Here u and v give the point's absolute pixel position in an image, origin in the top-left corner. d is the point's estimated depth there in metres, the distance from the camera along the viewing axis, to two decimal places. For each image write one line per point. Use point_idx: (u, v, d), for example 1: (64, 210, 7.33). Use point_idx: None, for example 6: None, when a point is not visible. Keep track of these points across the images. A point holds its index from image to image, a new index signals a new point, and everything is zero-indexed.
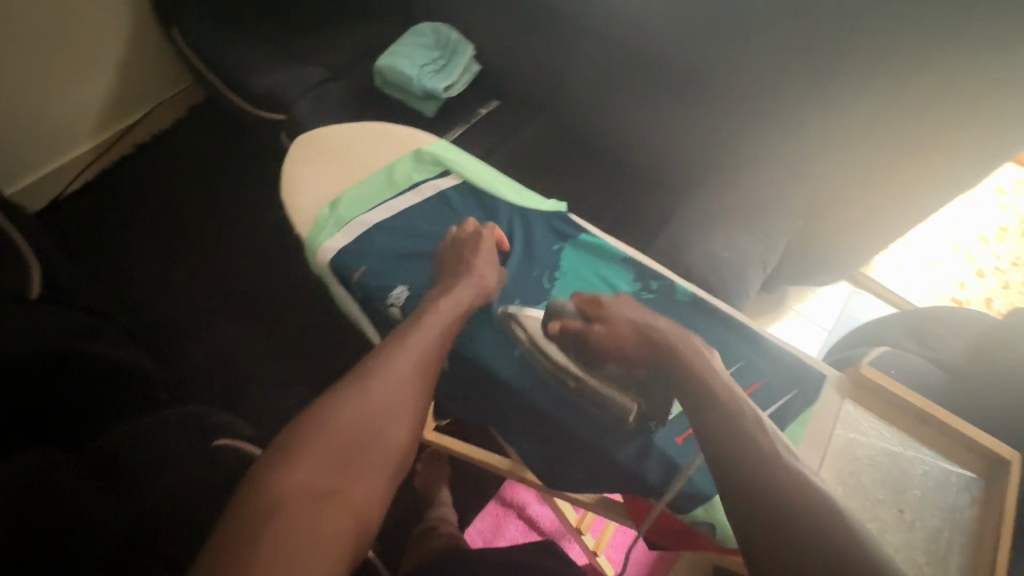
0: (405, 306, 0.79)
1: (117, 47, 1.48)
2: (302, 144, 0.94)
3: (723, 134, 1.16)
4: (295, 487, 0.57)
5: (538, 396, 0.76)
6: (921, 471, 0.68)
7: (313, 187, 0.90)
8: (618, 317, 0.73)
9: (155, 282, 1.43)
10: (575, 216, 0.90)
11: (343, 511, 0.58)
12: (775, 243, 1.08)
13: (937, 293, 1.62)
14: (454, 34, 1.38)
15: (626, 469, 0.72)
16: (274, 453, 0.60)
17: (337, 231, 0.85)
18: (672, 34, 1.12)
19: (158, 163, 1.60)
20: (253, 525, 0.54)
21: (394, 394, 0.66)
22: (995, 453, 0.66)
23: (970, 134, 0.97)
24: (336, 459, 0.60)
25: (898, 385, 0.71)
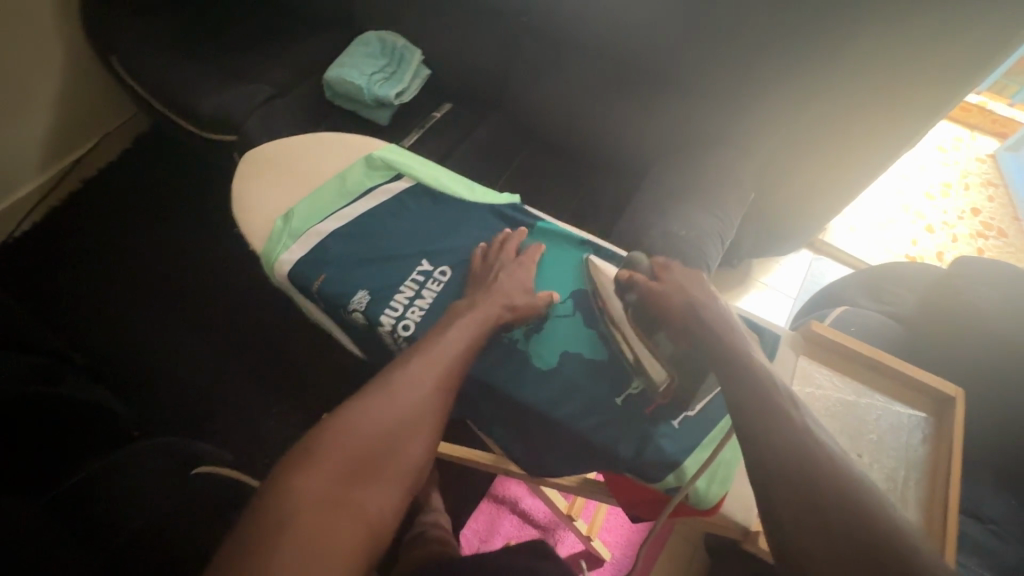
0: (368, 310, 0.79)
1: (53, 81, 1.44)
2: (251, 162, 0.94)
3: (671, 115, 1.19)
4: (310, 501, 0.54)
5: (502, 382, 0.76)
6: (876, 415, 0.71)
7: (267, 203, 0.90)
8: (674, 282, 0.69)
9: (116, 316, 1.39)
10: (529, 206, 0.91)
11: (359, 526, 0.55)
12: (730, 216, 1.11)
13: (892, 252, 1.69)
14: (399, 40, 1.38)
15: (594, 444, 0.73)
16: (291, 458, 0.58)
17: (293, 243, 0.84)
18: (609, 23, 1.15)
19: (109, 197, 1.56)
20: (265, 539, 0.51)
21: (416, 404, 0.64)
22: (941, 391, 0.72)
23: (903, 93, 1.01)
24: (353, 468, 0.58)
25: (849, 337, 0.73)
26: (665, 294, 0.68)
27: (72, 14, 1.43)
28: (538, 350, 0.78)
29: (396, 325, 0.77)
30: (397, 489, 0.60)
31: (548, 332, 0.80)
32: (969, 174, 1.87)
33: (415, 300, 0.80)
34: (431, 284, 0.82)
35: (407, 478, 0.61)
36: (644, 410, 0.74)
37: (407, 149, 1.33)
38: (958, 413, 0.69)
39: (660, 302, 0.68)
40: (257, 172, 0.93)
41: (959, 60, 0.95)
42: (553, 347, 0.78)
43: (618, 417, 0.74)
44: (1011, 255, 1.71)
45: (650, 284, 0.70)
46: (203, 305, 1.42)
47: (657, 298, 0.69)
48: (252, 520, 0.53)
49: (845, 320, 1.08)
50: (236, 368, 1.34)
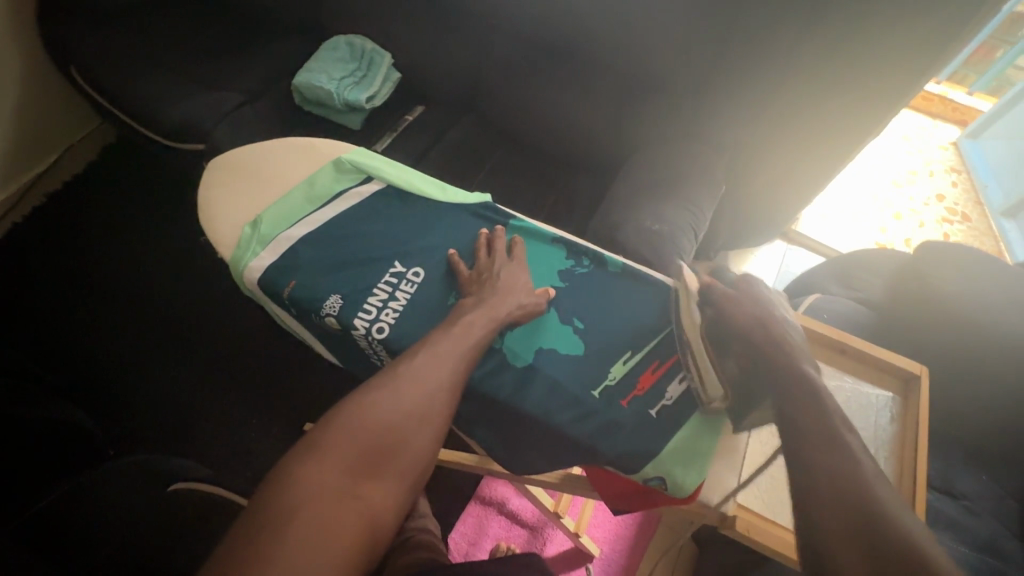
0: (341, 314, 0.78)
1: (12, 94, 1.40)
2: (217, 169, 0.92)
3: (643, 111, 1.20)
4: (319, 491, 0.53)
5: (480, 382, 0.75)
6: (846, 395, 0.73)
7: (235, 210, 0.88)
8: (751, 297, 0.67)
9: (86, 333, 1.35)
10: (501, 205, 0.90)
11: (368, 520, 0.54)
12: (703, 208, 1.12)
13: (863, 240, 1.73)
14: (369, 44, 1.37)
15: (574, 440, 0.73)
16: (295, 451, 0.56)
17: (262, 250, 0.83)
18: (575, 23, 1.17)
19: (75, 210, 1.52)
20: (275, 528, 0.49)
21: (423, 401, 0.63)
22: (906, 371, 0.74)
23: (866, 80, 1.03)
24: (360, 462, 0.57)
25: (819, 323, 0.75)
26: (738, 305, 0.66)
27: (29, 25, 1.39)
28: (513, 349, 0.78)
29: (369, 328, 0.77)
30: (403, 486, 0.58)
31: (523, 332, 0.79)
32: (934, 161, 1.93)
33: (388, 302, 0.79)
34: (404, 285, 0.81)
35: (414, 476, 0.59)
36: (620, 402, 0.75)
37: (380, 152, 1.32)
38: (923, 391, 0.71)
39: (733, 309, 0.66)
40: (223, 179, 0.92)
41: (917, 50, 0.97)
42: (528, 345, 0.78)
43: (596, 410, 0.74)
44: (975, 238, 1.77)
45: (725, 297, 0.68)
46: (178, 317, 1.39)
47: (728, 313, 0.66)
48: (257, 513, 0.50)
49: (817, 307, 1.10)
50: (213, 381, 1.31)
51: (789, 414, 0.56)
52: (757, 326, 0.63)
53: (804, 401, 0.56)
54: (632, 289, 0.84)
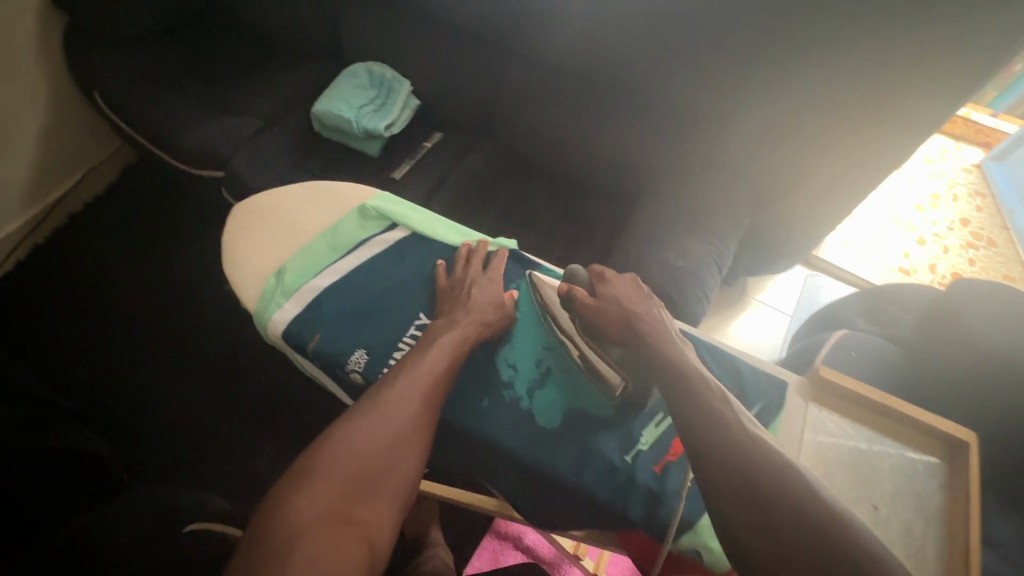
0: (367, 370, 0.77)
1: (37, 118, 1.42)
2: (242, 214, 0.92)
3: (664, 142, 1.19)
4: (313, 517, 0.56)
5: (506, 443, 0.74)
6: (887, 463, 0.67)
7: (259, 256, 0.88)
8: (609, 295, 0.77)
9: (103, 356, 1.36)
10: (527, 254, 0.91)
11: (361, 540, 0.56)
12: (726, 243, 1.11)
13: (885, 266, 1.69)
14: (388, 71, 1.37)
15: (606, 507, 0.70)
16: (283, 484, 0.58)
17: (287, 301, 0.82)
18: (598, 52, 1.16)
19: (94, 232, 1.53)
20: (273, 558, 0.52)
21: (404, 422, 0.65)
22: (954, 437, 0.67)
23: (891, 111, 1.01)
24: (347, 490, 0.59)
25: (858, 383, 0.70)
26: (603, 307, 0.75)
27: (55, 51, 1.41)
28: (542, 409, 0.76)
29: None
30: (391, 510, 0.61)
31: (550, 390, 0.78)
32: (957, 185, 1.89)
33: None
34: None
35: (402, 498, 0.62)
36: (652, 469, 0.72)
37: (398, 180, 1.31)
38: (972, 463, 0.65)
39: (600, 314, 0.75)
40: (246, 225, 0.91)
41: (952, 81, 0.94)
42: (555, 403, 0.77)
43: (626, 475, 0.72)
44: (1002, 265, 1.73)
45: (588, 300, 0.77)
46: (193, 342, 1.39)
47: (594, 312, 0.75)
48: (250, 555, 0.53)
49: (844, 344, 1.08)
50: (228, 409, 1.31)
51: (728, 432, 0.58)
52: (623, 325, 0.73)
53: (703, 412, 0.61)
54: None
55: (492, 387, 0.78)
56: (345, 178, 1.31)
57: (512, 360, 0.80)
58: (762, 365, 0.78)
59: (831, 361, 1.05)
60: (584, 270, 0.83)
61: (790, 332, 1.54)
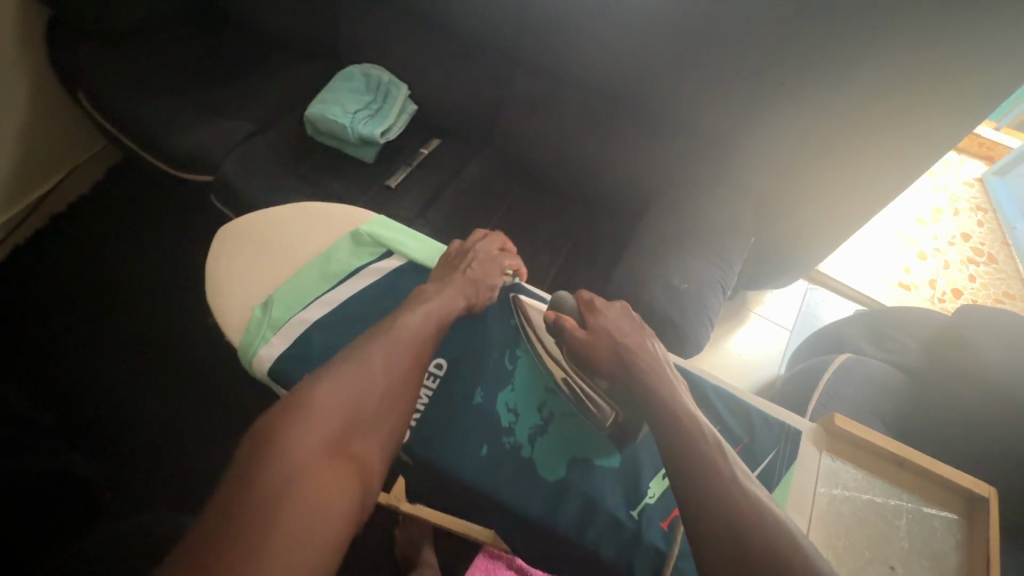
0: None
1: (18, 114, 1.36)
2: (227, 238, 0.88)
3: (668, 157, 1.16)
4: (303, 457, 0.57)
5: (504, 492, 0.70)
6: (905, 519, 0.65)
7: (247, 281, 0.84)
8: (599, 327, 0.76)
9: (85, 366, 1.32)
10: (529, 287, 0.88)
11: (349, 481, 0.59)
12: (731, 264, 1.08)
13: (887, 280, 1.67)
14: (385, 75, 1.33)
15: (610, 565, 0.68)
16: (273, 422, 0.59)
17: (274, 334, 0.79)
18: (605, 62, 1.12)
19: (77, 235, 1.48)
20: (264, 493, 0.53)
21: (390, 376, 0.68)
22: (973, 491, 0.65)
23: (912, 129, 0.97)
24: (335, 435, 0.61)
25: (874, 434, 0.68)
26: (595, 340, 0.74)
27: (36, 45, 1.35)
28: (546, 459, 0.73)
29: None
30: (380, 448, 0.65)
31: (555, 436, 0.74)
32: (958, 199, 1.88)
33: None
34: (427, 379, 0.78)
35: (384, 445, 0.65)
36: (659, 525, 0.69)
37: (394, 189, 1.27)
38: (993, 520, 0.62)
39: (591, 347, 0.74)
40: (232, 250, 0.87)
41: (970, 106, 0.91)
42: (557, 455, 0.73)
43: (631, 531, 0.69)
44: (1003, 282, 1.71)
45: (578, 330, 0.75)
46: (180, 352, 1.35)
47: (585, 344, 0.74)
48: (245, 481, 0.54)
49: (848, 370, 1.06)
50: (219, 422, 1.28)
51: (716, 478, 0.58)
52: (615, 360, 0.73)
53: (694, 458, 0.60)
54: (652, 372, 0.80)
55: (491, 434, 0.74)
56: (339, 186, 1.27)
57: (513, 404, 0.76)
58: (772, 407, 0.76)
59: (834, 387, 1.03)
60: (571, 298, 0.81)
61: (789, 349, 1.52)
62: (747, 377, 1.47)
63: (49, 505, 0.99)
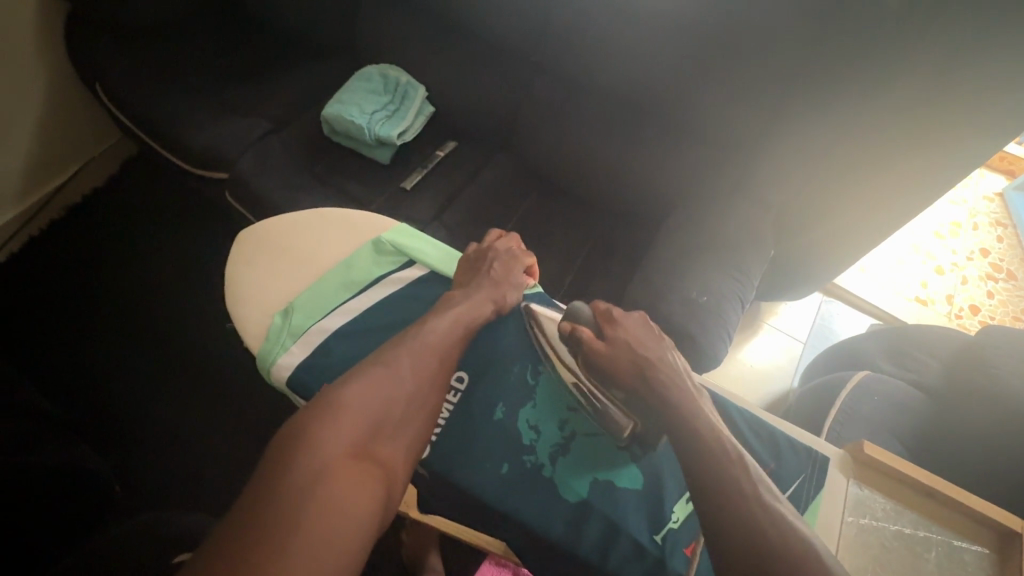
0: None
1: (37, 106, 1.37)
2: (247, 241, 0.87)
3: (687, 166, 1.15)
4: (332, 457, 0.58)
5: (526, 512, 0.70)
6: (935, 552, 0.64)
7: (266, 285, 0.84)
8: (619, 339, 0.73)
9: (97, 361, 1.32)
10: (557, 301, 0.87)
11: (376, 484, 0.60)
12: (751, 277, 1.07)
13: (903, 295, 1.65)
14: (403, 76, 1.32)
15: None
16: (304, 421, 0.60)
17: (294, 342, 0.78)
18: (627, 68, 1.11)
19: (90, 228, 1.48)
20: (293, 492, 0.54)
21: (416, 381, 0.69)
22: (1006, 526, 0.64)
23: (946, 143, 0.94)
24: (362, 436, 0.62)
25: (904, 464, 0.67)
26: (614, 353, 0.72)
27: (55, 38, 1.35)
28: (567, 481, 0.72)
29: None
30: (404, 455, 0.65)
31: (574, 457, 0.73)
32: (978, 214, 1.85)
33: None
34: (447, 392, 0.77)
35: (409, 449, 0.66)
36: (684, 552, 0.68)
37: (410, 191, 1.26)
38: None
39: (609, 360, 0.71)
40: (251, 255, 0.86)
41: (1004, 123, 0.89)
42: (580, 475, 0.72)
43: (657, 558, 0.68)
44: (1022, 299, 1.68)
45: (597, 342, 0.73)
46: (192, 350, 1.35)
47: (602, 356, 0.72)
48: (273, 480, 0.55)
49: (866, 387, 1.04)
50: (230, 421, 1.28)
51: (734, 488, 0.57)
52: (634, 373, 0.70)
53: (711, 466, 0.59)
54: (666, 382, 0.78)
55: (514, 452, 0.73)
56: (355, 187, 1.26)
57: (533, 420, 0.76)
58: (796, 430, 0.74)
59: (853, 405, 1.01)
60: (586, 308, 0.78)
61: (803, 363, 1.50)
62: (760, 389, 1.45)
63: (60, 502, 1.00)
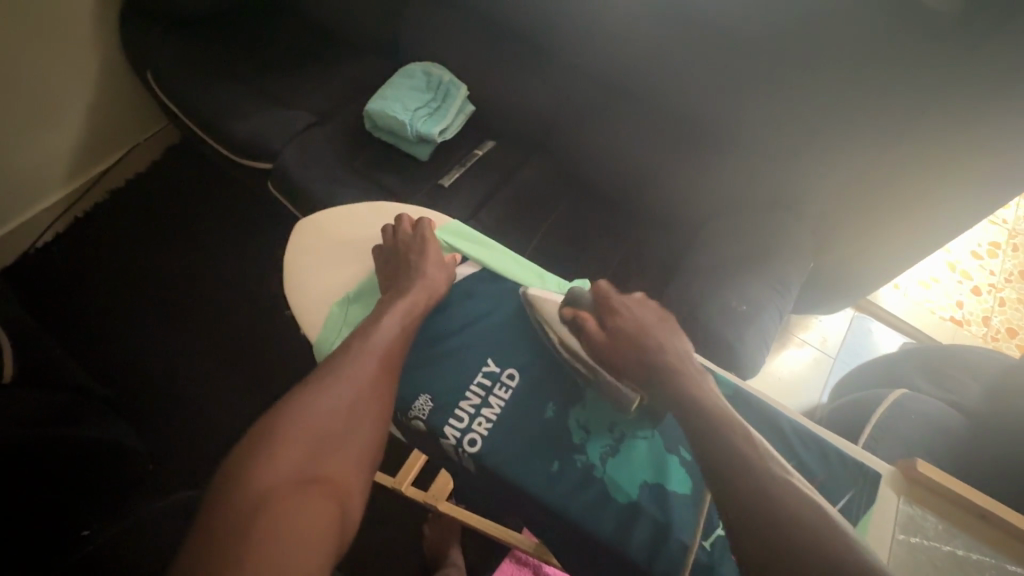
0: (430, 419, 0.78)
1: (89, 91, 1.41)
2: (305, 233, 0.94)
3: (726, 174, 1.15)
4: (279, 476, 0.62)
5: (573, 508, 0.71)
6: None
7: (323, 277, 0.91)
8: (615, 329, 0.77)
9: (135, 342, 1.36)
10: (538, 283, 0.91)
11: (327, 495, 0.63)
12: (788, 289, 1.06)
13: (937, 314, 1.61)
14: (446, 74, 1.33)
15: None
16: (249, 448, 0.64)
17: (349, 332, 0.85)
18: (673, 74, 1.11)
19: (133, 213, 1.52)
20: (244, 515, 0.57)
21: (360, 389, 0.73)
22: None
23: (999, 162, 0.91)
24: (309, 453, 0.65)
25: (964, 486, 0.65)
26: (611, 344, 0.77)
27: (110, 28, 1.38)
28: (617, 481, 0.73)
29: (460, 438, 0.76)
30: (358, 462, 0.68)
31: (625, 458, 0.75)
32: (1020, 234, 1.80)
33: (481, 410, 0.78)
34: (498, 389, 0.80)
35: (363, 455, 0.69)
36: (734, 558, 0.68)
37: (447, 188, 1.28)
38: None
39: (610, 351, 0.76)
40: (307, 249, 0.93)
41: None
42: (630, 476, 0.73)
43: (705, 562, 0.68)
44: None
45: (596, 331, 0.78)
46: (228, 335, 1.38)
47: (599, 345, 0.77)
48: (227, 505, 0.59)
49: (904, 407, 1.02)
50: (262, 406, 1.31)
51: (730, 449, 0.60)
52: (631, 361, 0.74)
53: (710, 430, 0.63)
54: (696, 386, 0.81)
55: (563, 451, 0.75)
56: (395, 182, 1.28)
57: (584, 421, 0.77)
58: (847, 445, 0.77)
59: (888, 421, 1.00)
60: (588, 292, 0.84)
61: (832, 378, 1.48)
62: (787, 400, 1.44)
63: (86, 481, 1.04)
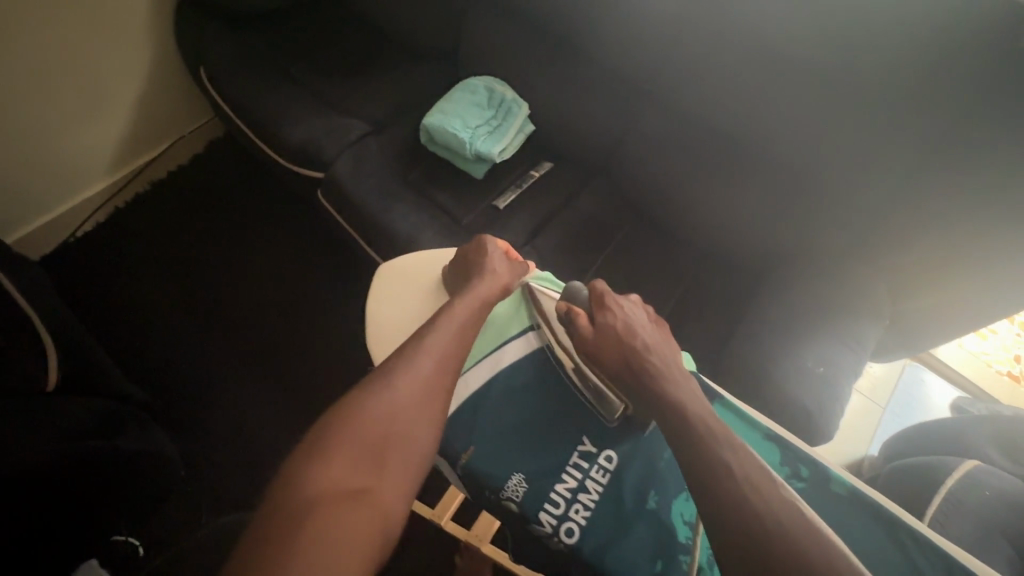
0: (523, 500, 0.78)
1: (138, 80, 1.37)
2: (386, 278, 0.93)
3: (800, 218, 1.09)
4: (322, 486, 0.59)
5: None
6: None
7: (399, 320, 0.90)
8: (606, 325, 0.82)
9: (172, 335, 1.35)
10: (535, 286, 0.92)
11: (370, 510, 0.59)
12: (861, 348, 1.00)
13: (993, 367, 1.54)
14: (508, 92, 1.29)
15: None
16: (298, 456, 0.62)
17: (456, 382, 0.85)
18: (753, 110, 1.05)
19: (175, 201, 1.50)
20: (284, 524, 0.54)
21: (416, 397, 0.69)
22: None
23: None
24: (357, 462, 0.62)
25: None
26: (602, 338, 0.81)
27: (165, 19, 1.35)
28: None
29: (557, 525, 0.77)
30: (408, 476, 0.65)
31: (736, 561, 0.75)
32: None
33: (578, 495, 0.79)
34: (596, 472, 0.80)
35: (413, 469, 0.66)
36: None
37: (502, 211, 1.24)
38: None
39: (600, 348, 0.81)
40: (390, 291, 0.93)
41: None
42: None
43: None
44: None
45: (587, 325, 0.83)
46: (268, 339, 1.36)
47: (591, 339, 0.82)
48: (269, 512, 0.56)
49: (977, 480, 0.96)
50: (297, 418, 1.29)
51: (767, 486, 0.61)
52: (621, 360, 0.79)
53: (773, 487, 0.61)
54: (800, 485, 0.79)
55: (668, 550, 0.76)
56: (449, 201, 1.23)
57: (689, 517, 0.77)
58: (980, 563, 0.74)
59: (962, 500, 0.94)
60: (584, 289, 0.89)
61: (882, 430, 1.43)
62: (835, 451, 1.39)
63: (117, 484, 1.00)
